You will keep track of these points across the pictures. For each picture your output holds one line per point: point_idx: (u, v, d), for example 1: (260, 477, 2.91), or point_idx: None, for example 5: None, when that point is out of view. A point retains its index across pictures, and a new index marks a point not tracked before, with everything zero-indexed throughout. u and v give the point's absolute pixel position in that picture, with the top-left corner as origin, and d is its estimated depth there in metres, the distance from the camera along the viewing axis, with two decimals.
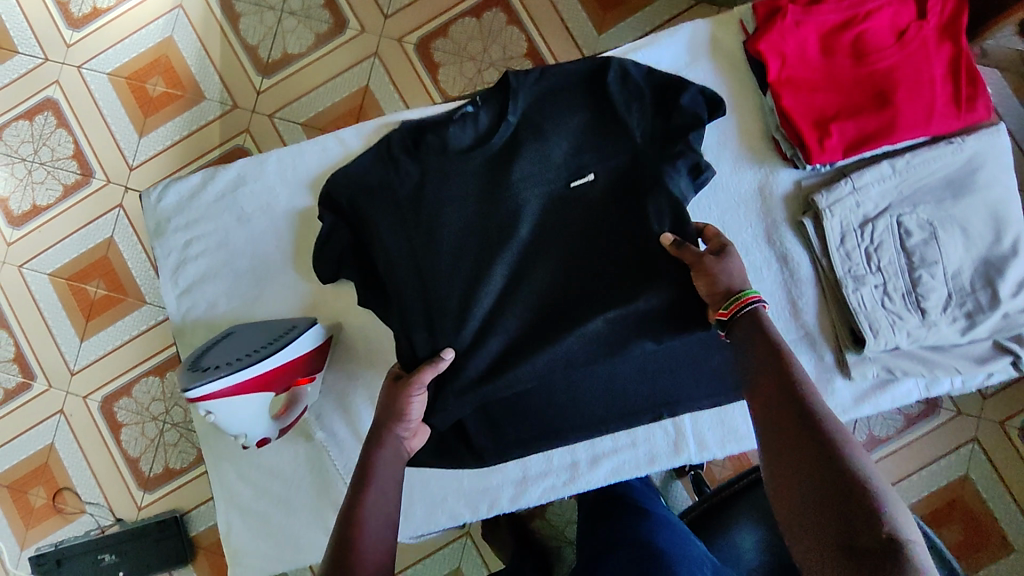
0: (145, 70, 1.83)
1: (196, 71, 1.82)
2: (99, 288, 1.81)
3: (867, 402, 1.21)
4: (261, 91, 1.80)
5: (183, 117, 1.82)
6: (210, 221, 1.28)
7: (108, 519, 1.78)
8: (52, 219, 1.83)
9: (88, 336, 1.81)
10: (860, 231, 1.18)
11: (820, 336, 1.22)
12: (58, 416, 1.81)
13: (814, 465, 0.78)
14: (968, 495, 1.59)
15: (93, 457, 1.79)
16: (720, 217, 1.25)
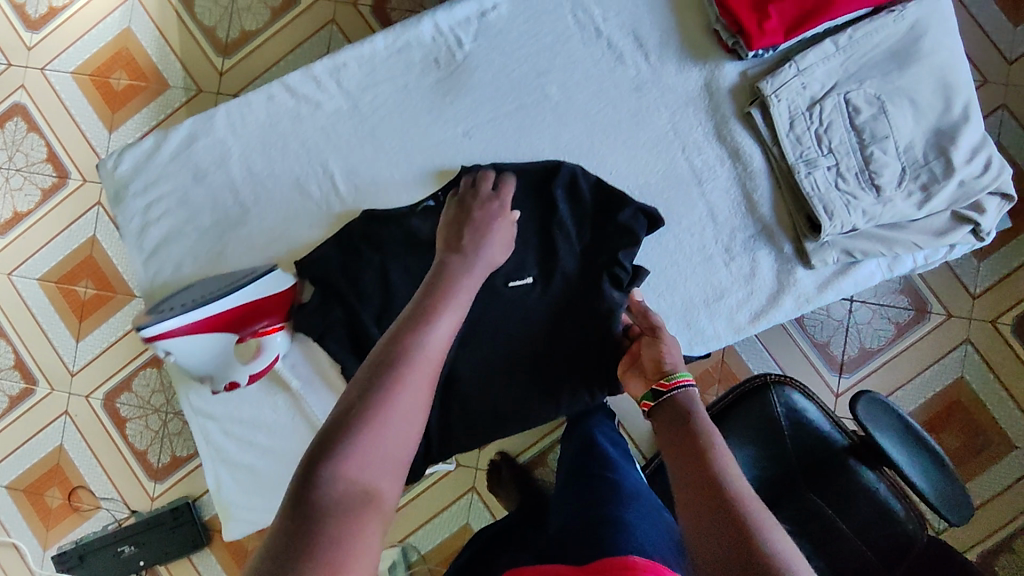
0: (107, 64, 1.60)
1: (157, 59, 1.60)
2: (88, 288, 1.59)
3: (826, 291, 0.88)
4: (223, 72, 1.59)
5: (152, 106, 1.60)
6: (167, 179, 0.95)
7: (124, 512, 1.56)
8: (29, 229, 1.59)
9: (85, 335, 1.59)
10: (809, 113, 0.85)
11: (775, 230, 0.89)
12: (63, 418, 1.59)
13: (726, 518, 0.56)
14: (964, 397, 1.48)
15: (101, 454, 1.57)
16: (672, 118, 0.90)
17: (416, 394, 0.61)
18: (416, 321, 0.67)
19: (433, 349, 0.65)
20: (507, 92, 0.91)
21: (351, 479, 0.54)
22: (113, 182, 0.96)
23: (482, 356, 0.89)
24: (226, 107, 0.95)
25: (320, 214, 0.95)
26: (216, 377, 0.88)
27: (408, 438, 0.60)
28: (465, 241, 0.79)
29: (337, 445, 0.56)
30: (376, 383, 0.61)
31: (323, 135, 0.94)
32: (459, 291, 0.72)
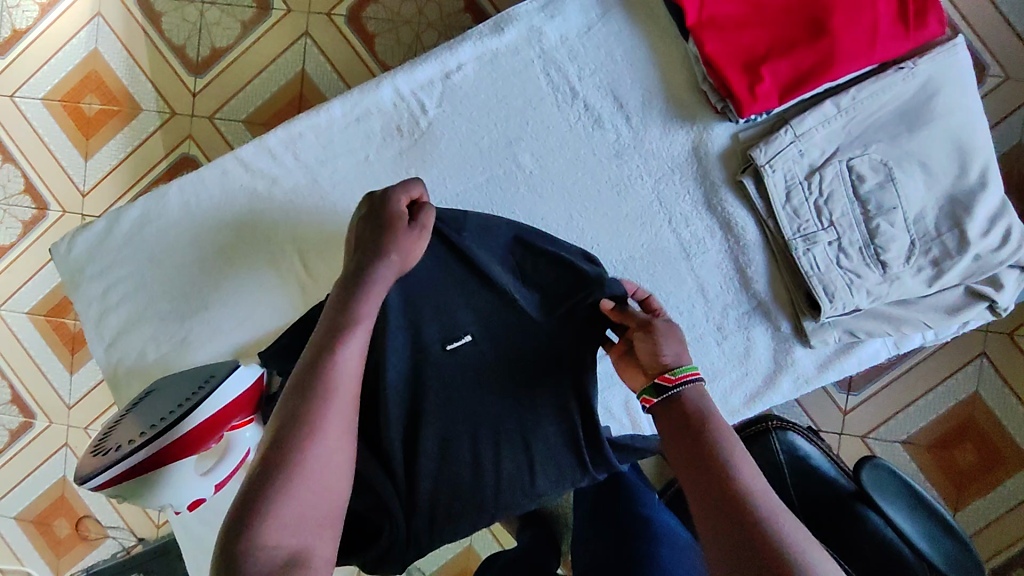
0: (77, 88, 1.41)
1: (128, 82, 1.41)
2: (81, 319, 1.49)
3: (826, 372, 0.82)
4: (198, 93, 1.40)
5: (124, 134, 1.42)
6: (128, 263, 0.90)
7: (131, 541, 1.55)
8: (19, 257, 1.47)
9: (78, 367, 1.51)
10: (807, 182, 0.77)
11: (771, 307, 0.82)
12: (64, 451, 1.53)
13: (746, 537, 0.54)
14: (980, 415, 1.31)
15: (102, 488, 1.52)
16: (656, 186, 0.82)
17: (331, 435, 0.59)
18: (323, 353, 0.61)
19: (345, 382, 0.61)
20: (476, 163, 0.85)
21: (277, 544, 0.53)
22: (68, 266, 0.89)
23: None
24: (180, 183, 0.89)
25: (286, 296, 0.90)
26: (178, 501, 0.79)
27: (327, 479, 0.58)
28: (377, 249, 0.69)
29: (261, 509, 0.54)
30: (285, 447, 0.57)
31: (282, 212, 0.88)
32: (366, 304, 0.65)
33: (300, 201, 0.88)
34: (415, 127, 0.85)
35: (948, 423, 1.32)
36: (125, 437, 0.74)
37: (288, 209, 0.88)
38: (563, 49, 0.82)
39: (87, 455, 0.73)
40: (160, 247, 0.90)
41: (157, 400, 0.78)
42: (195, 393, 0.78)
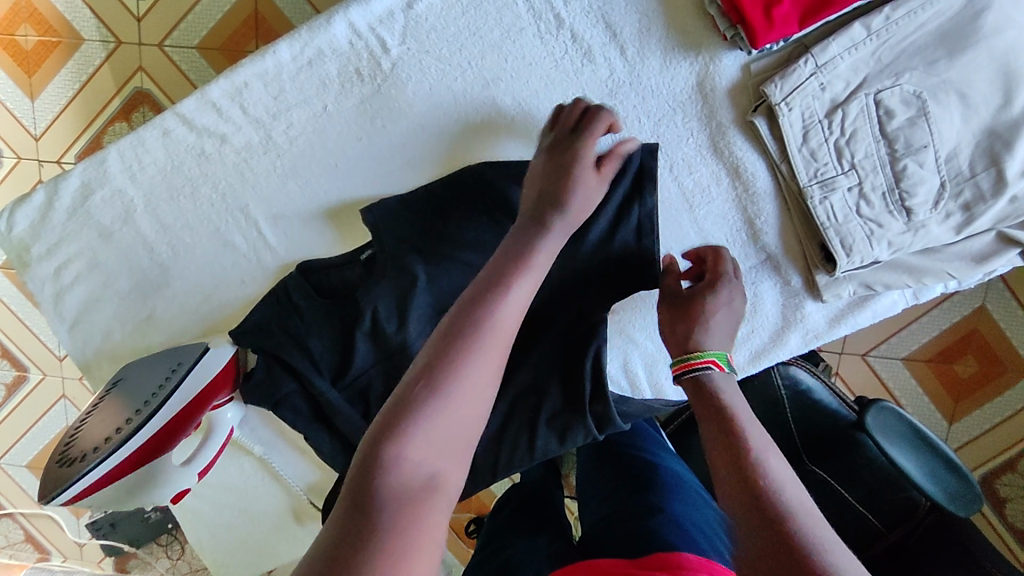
0: (9, 18, 1.23)
1: (63, 5, 1.22)
2: None
3: (836, 326, 0.76)
4: (142, 16, 1.22)
5: (69, 69, 1.24)
6: (78, 236, 0.82)
7: None
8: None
9: None
10: (828, 121, 0.68)
11: (782, 261, 0.74)
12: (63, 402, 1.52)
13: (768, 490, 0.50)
14: (989, 331, 1.22)
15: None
16: (656, 130, 0.73)
17: (491, 364, 0.49)
18: (494, 284, 0.53)
19: (508, 322, 0.51)
20: (451, 108, 0.75)
21: (422, 462, 0.45)
22: (13, 244, 0.83)
23: None
24: (117, 145, 0.79)
25: (252, 268, 0.82)
26: (163, 494, 0.76)
27: (473, 413, 0.48)
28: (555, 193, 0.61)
29: (410, 419, 0.46)
30: (443, 361, 0.48)
31: (235, 174, 0.79)
32: (546, 242, 0.58)
33: (256, 161, 0.78)
34: (378, 70, 0.74)
35: (949, 340, 1.24)
36: (92, 440, 0.69)
37: (244, 171, 0.79)
38: None
39: (56, 460, 0.70)
40: (111, 216, 0.81)
41: (120, 391, 0.72)
42: (161, 385, 0.72)
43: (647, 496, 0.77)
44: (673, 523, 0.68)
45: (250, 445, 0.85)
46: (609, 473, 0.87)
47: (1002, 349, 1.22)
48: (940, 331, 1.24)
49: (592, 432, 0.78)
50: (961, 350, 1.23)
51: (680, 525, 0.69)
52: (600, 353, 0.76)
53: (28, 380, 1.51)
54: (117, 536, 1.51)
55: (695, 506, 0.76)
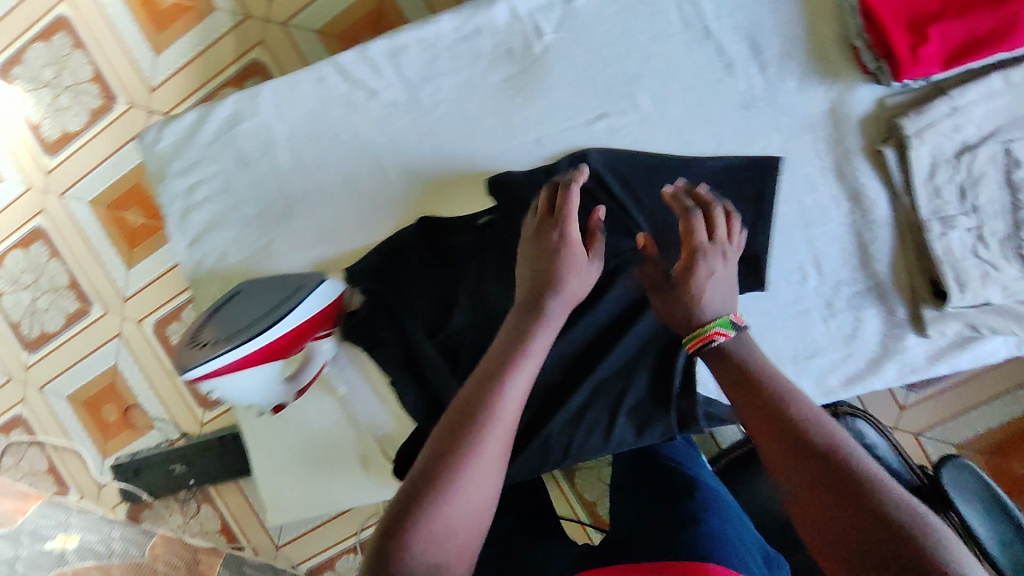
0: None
1: None
2: (137, 216, 1.35)
3: (936, 364, 0.77)
4: None
5: (195, 32, 1.30)
6: (217, 160, 0.89)
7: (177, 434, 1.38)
8: (78, 151, 1.32)
9: (134, 262, 1.35)
10: (954, 161, 0.70)
11: (889, 290, 0.76)
12: (115, 342, 1.37)
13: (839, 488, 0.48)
14: None
15: (150, 376, 1.36)
16: (783, 146, 0.76)
17: (498, 445, 0.56)
18: (514, 347, 0.62)
19: (515, 404, 0.58)
20: (592, 95, 0.79)
21: (424, 553, 0.49)
22: (155, 158, 0.89)
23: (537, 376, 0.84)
24: (273, 84, 0.86)
25: (374, 216, 0.87)
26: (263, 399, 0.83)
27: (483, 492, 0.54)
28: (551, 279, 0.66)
29: (430, 496, 0.51)
30: (455, 431, 0.55)
31: (376, 126, 0.84)
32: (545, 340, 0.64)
33: (395, 118, 0.84)
34: (531, 54, 0.80)
35: None
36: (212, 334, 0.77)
37: (385, 126, 0.84)
38: None
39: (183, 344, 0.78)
40: (250, 149, 0.88)
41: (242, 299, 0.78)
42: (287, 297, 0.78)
43: (689, 503, 0.71)
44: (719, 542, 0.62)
45: (337, 383, 0.89)
46: None
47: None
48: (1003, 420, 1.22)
49: (671, 428, 0.81)
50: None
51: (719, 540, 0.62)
52: (693, 354, 0.80)
53: (80, 313, 1.37)
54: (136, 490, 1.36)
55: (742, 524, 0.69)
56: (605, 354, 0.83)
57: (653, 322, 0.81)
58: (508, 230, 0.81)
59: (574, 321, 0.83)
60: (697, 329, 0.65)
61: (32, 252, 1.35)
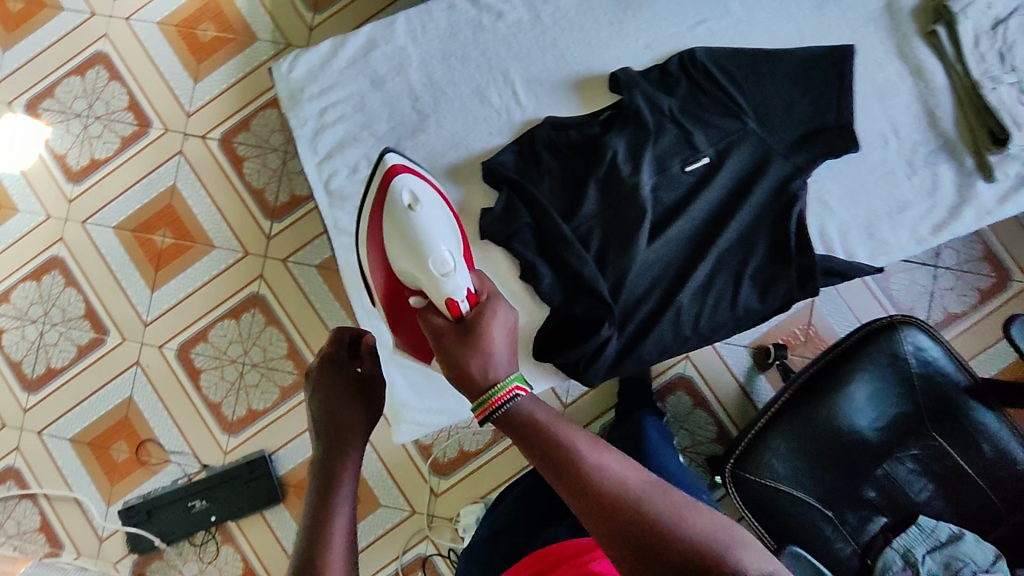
0: (194, 15, 1.32)
1: (245, 9, 1.31)
2: (165, 238, 1.31)
3: (1005, 204, 0.90)
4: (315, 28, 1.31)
5: (238, 60, 1.31)
6: (350, 83, 0.96)
7: (195, 467, 1.28)
8: (112, 174, 1.31)
9: (160, 286, 1.30)
10: (993, 33, 0.88)
11: (957, 145, 0.90)
12: (133, 369, 1.30)
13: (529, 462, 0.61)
14: None
15: (171, 406, 1.29)
16: (855, 36, 0.92)
17: (342, 520, 0.73)
18: (336, 457, 0.83)
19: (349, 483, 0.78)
20: (690, 10, 0.94)
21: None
22: (288, 86, 0.97)
23: (660, 254, 0.92)
24: (406, 14, 0.97)
25: (501, 122, 0.96)
26: (459, 273, 0.76)
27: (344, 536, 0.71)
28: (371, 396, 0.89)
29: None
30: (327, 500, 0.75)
31: (503, 43, 0.96)
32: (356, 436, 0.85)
33: (519, 39, 0.96)
34: None
35: None
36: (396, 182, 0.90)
37: (510, 44, 0.96)
38: None
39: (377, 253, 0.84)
40: (382, 73, 0.96)
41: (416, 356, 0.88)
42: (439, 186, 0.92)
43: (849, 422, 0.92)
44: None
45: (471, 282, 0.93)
46: (813, 437, 1.02)
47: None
48: None
49: (793, 286, 0.90)
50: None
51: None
52: (803, 217, 0.90)
53: (103, 342, 1.30)
54: (151, 528, 1.25)
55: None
56: (723, 228, 0.91)
57: (766, 192, 0.91)
58: (627, 121, 0.91)
59: (694, 199, 0.92)
60: (488, 392, 0.65)
61: (45, 284, 1.30)
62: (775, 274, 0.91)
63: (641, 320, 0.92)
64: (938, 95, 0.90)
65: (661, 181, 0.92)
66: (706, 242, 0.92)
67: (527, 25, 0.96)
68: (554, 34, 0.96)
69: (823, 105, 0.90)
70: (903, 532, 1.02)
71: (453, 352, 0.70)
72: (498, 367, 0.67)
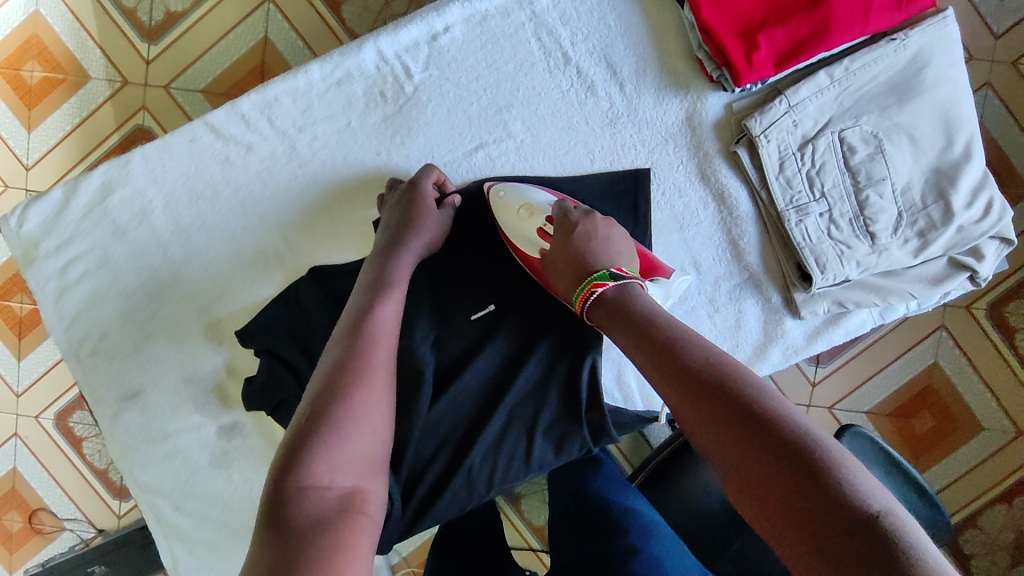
0: (15, 54, 1.13)
1: (75, 46, 1.14)
2: (25, 302, 1.24)
3: (814, 342, 0.84)
4: (150, 62, 1.14)
5: (72, 103, 1.14)
6: (91, 234, 0.84)
7: (91, 531, 1.27)
8: None
9: (27, 355, 1.25)
10: (800, 154, 0.77)
11: (762, 279, 0.83)
12: (12, 441, 1.26)
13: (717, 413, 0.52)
14: (941, 386, 1.26)
15: (57, 476, 1.26)
16: (650, 157, 0.81)
17: (339, 450, 0.56)
18: (366, 311, 0.67)
19: (382, 357, 0.64)
20: (465, 132, 0.82)
21: (329, 487, 0.54)
22: (20, 242, 0.83)
23: (451, 411, 0.83)
24: (143, 149, 0.83)
25: (266, 272, 0.86)
26: (542, 197, 0.78)
27: (369, 464, 0.59)
28: (404, 232, 0.75)
29: (306, 460, 0.54)
30: (309, 439, 0.55)
31: (257, 180, 0.83)
32: (401, 267, 0.73)
33: (278, 175, 0.83)
34: (406, 94, 0.81)
35: (907, 396, 1.26)
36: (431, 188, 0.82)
37: (268, 181, 0.84)
38: (565, 17, 0.80)
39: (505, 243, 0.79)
40: (129, 220, 0.84)
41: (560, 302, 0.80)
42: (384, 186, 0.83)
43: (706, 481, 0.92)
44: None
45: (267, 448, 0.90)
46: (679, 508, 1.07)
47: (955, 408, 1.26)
48: (899, 385, 1.27)
49: (587, 441, 0.83)
50: (917, 407, 1.26)
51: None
52: (596, 368, 0.82)
53: None
54: None
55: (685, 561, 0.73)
56: (515, 378, 0.83)
57: (558, 336, 0.84)
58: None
59: (483, 348, 0.83)
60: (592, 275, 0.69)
61: None
62: (569, 425, 0.83)
63: (432, 481, 0.81)
64: (741, 223, 0.82)
65: (444, 331, 0.84)
66: (498, 396, 0.83)
67: (284, 156, 0.83)
68: (319, 165, 0.83)
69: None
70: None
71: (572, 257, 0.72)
72: (603, 246, 0.72)
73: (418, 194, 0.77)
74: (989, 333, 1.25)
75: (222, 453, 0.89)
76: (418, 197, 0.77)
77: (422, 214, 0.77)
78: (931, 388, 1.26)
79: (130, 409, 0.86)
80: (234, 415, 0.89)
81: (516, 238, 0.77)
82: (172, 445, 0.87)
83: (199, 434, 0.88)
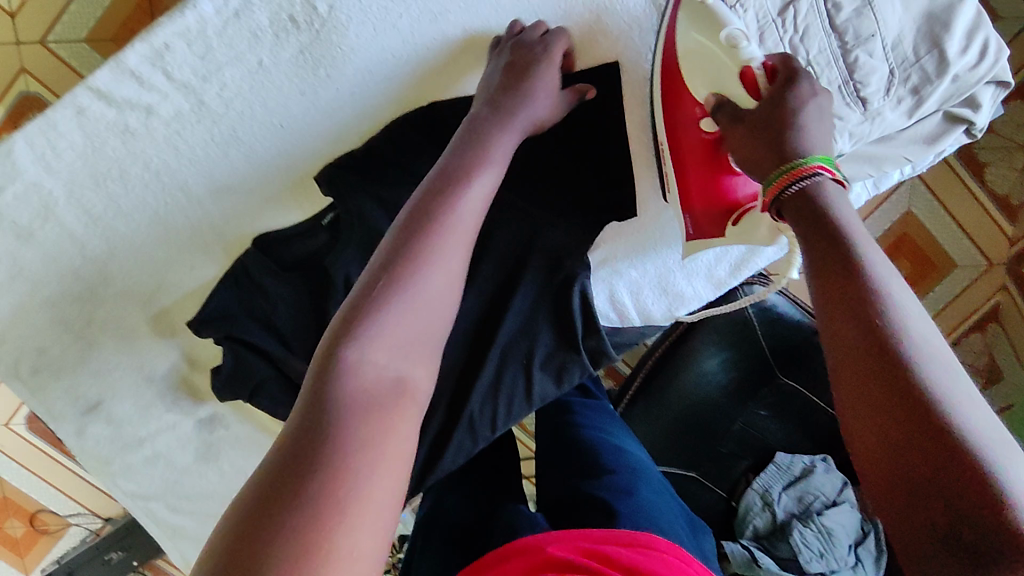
0: None
1: None
2: None
3: None
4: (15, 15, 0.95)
5: None
6: None
7: (99, 522, 1.24)
8: None
9: None
10: (781, 20, 0.69)
11: None
12: None
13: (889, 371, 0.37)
14: (915, 234, 1.24)
15: (47, 479, 1.20)
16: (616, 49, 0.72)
17: (393, 334, 0.47)
18: (457, 182, 0.56)
19: (466, 225, 0.54)
20: (399, 54, 0.71)
21: (382, 366, 0.46)
22: None
23: (442, 363, 0.77)
24: (25, 132, 0.70)
25: (202, 251, 0.76)
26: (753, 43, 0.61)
27: (430, 347, 0.50)
28: (516, 91, 0.64)
29: (358, 333, 0.46)
30: (361, 312, 0.47)
31: (169, 148, 0.72)
32: (498, 141, 0.61)
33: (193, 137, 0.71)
34: (323, 16, 0.69)
35: (884, 247, 1.24)
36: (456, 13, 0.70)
37: (183, 147, 0.72)
38: None
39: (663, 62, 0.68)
40: (33, 218, 0.72)
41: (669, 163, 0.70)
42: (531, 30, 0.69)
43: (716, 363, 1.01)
44: (646, 517, 0.65)
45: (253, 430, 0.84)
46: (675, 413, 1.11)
47: (929, 250, 1.24)
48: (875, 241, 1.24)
49: (586, 367, 0.79)
50: (893, 256, 1.25)
51: (638, 517, 0.64)
52: (585, 292, 0.78)
53: None
54: None
55: (668, 499, 0.74)
56: (501, 317, 0.77)
57: (541, 265, 0.77)
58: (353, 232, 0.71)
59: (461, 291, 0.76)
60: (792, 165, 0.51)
61: None
62: (566, 351, 0.79)
63: (433, 439, 0.77)
64: None
65: None
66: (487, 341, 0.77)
67: (193, 115, 0.71)
68: (239, 117, 0.71)
69: (609, 158, 0.76)
70: (762, 472, 1.13)
71: (768, 108, 0.56)
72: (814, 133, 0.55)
73: (527, 46, 0.67)
74: (961, 173, 1.21)
75: (205, 446, 0.83)
76: (539, 56, 0.67)
77: (528, 78, 0.65)
78: (906, 238, 1.24)
79: (95, 422, 0.79)
80: (210, 406, 0.82)
81: (685, 62, 0.65)
82: (150, 449, 0.82)
83: (176, 433, 0.82)
